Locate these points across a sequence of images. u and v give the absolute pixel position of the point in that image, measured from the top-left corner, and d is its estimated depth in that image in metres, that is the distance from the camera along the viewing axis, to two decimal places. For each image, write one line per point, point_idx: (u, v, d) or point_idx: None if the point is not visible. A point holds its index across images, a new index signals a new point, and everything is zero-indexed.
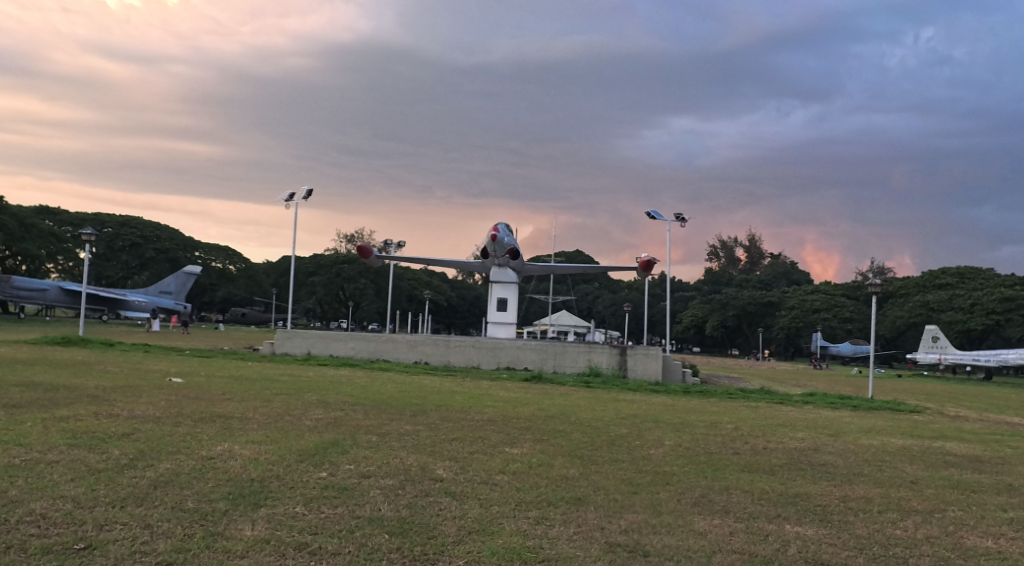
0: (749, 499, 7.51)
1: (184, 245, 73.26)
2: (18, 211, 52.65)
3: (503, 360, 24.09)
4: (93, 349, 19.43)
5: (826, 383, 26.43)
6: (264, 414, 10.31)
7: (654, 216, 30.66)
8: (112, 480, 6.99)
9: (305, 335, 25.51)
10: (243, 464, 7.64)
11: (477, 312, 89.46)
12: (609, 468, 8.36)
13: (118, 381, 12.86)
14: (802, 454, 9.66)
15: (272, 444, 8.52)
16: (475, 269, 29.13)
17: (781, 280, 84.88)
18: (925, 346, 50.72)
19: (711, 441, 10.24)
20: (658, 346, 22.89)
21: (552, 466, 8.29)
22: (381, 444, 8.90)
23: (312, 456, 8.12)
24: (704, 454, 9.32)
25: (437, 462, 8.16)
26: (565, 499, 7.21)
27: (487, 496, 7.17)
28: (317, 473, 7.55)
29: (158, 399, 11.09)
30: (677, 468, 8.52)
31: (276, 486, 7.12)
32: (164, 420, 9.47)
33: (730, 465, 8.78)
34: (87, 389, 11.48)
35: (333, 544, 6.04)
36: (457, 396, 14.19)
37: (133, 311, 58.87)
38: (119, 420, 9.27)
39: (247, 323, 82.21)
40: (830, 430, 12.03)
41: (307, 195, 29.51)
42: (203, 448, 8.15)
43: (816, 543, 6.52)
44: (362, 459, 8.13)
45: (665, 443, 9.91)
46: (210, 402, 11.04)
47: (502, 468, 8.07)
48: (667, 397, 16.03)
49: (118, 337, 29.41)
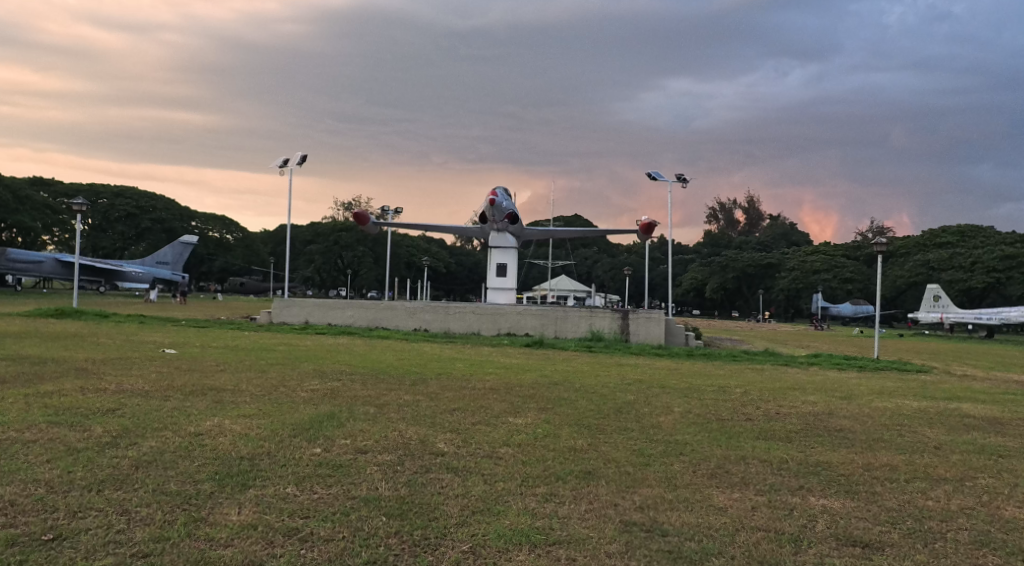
0: (765, 469, 7.41)
1: (180, 215, 72.87)
2: (12, 182, 52.28)
3: (503, 326, 23.96)
4: (87, 320, 19.30)
5: (831, 344, 26.39)
6: (258, 387, 10.17)
7: (656, 176, 30.30)
8: (91, 460, 6.86)
9: (302, 304, 25.34)
10: (232, 441, 7.52)
11: (476, 279, 89.36)
12: (618, 438, 8.24)
13: (109, 353, 12.73)
14: (818, 419, 9.54)
15: (265, 418, 8.38)
16: (474, 234, 28.89)
17: (782, 241, 84.70)
18: (927, 306, 50.68)
19: (722, 407, 10.12)
20: (661, 310, 22.82)
21: (559, 437, 8.17)
22: (380, 415, 8.77)
23: (306, 430, 7.99)
24: (715, 421, 9.19)
25: (439, 435, 8.02)
26: (573, 472, 7.10)
27: (490, 471, 7.06)
28: (311, 449, 7.42)
29: (149, 371, 10.97)
30: (689, 437, 8.39)
31: (266, 464, 6.99)
32: (153, 393, 9.34)
33: (743, 433, 8.65)
34: (76, 362, 11.35)
35: (325, 529, 5.91)
36: (458, 363, 14.08)
37: (131, 282, 58.67)
38: (106, 394, 9.15)
39: (246, 293, 82.29)
40: (840, 392, 11.93)
41: (302, 160, 29.16)
42: (192, 424, 8.02)
43: (845, 518, 6.41)
44: (359, 432, 7.99)
45: (675, 410, 9.78)
46: (203, 374, 10.92)
47: (507, 440, 7.95)
48: (671, 361, 15.92)
49: (114, 308, 29.28)
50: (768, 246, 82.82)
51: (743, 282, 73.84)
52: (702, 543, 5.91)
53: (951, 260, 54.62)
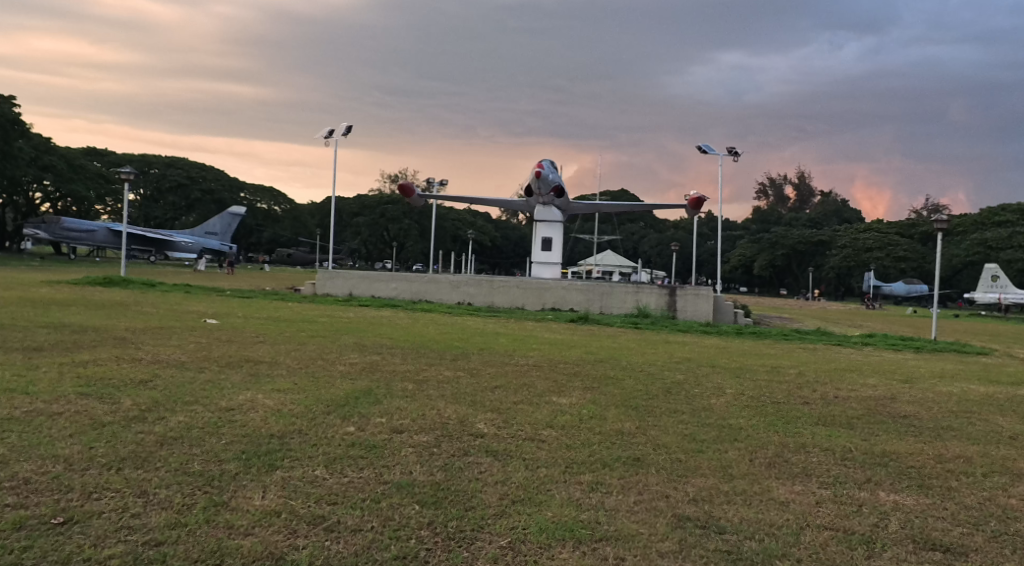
0: (825, 458, 7.17)
1: (229, 185, 73.84)
2: (66, 152, 53.41)
3: (548, 301, 23.80)
4: (134, 289, 19.60)
5: (884, 324, 25.80)
6: (296, 359, 10.18)
7: (706, 150, 29.71)
8: (115, 436, 6.87)
9: (346, 276, 25.47)
10: (263, 417, 7.50)
11: (521, 253, 89.29)
12: (668, 422, 8.04)
13: (151, 322, 12.86)
14: (880, 404, 9.23)
15: (300, 393, 8.36)
16: (519, 207, 28.68)
17: (834, 218, 82.91)
18: (984, 286, 49.26)
19: (777, 389, 9.84)
20: (709, 287, 22.45)
21: (604, 419, 8.02)
22: (419, 393, 8.68)
23: (341, 407, 7.94)
24: (770, 405, 8.94)
25: (478, 415, 7.91)
26: (620, 459, 6.93)
27: (531, 455, 6.93)
28: (344, 427, 7.36)
29: (188, 342, 11.06)
30: (744, 422, 8.16)
31: (297, 444, 6.94)
32: (188, 365, 9.39)
33: (801, 418, 8.40)
34: (117, 332, 11.49)
35: (353, 518, 5.80)
36: (501, 338, 13.98)
37: (180, 252, 59.70)
38: (141, 364, 9.22)
39: (294, 264, 83.30)
40: (901, 375, 11.56)
41: (347, 131, 29.14)
42: (224, 398, 8.03)
43: (920, 517, 6.14)
44: (394, 411, 7.92)
45: (727, 391, 9.52)
46: (241, 346, 10.99)
47: (550, 421, 7.83)
48: (720, 339, 15.62)
49: (162, 278, 29.76)
50: (819, 223, 81.17)
51: (792, 259, 72.57)
52: (763, 543, 5.70)
53: (1010, 239, 52.91)
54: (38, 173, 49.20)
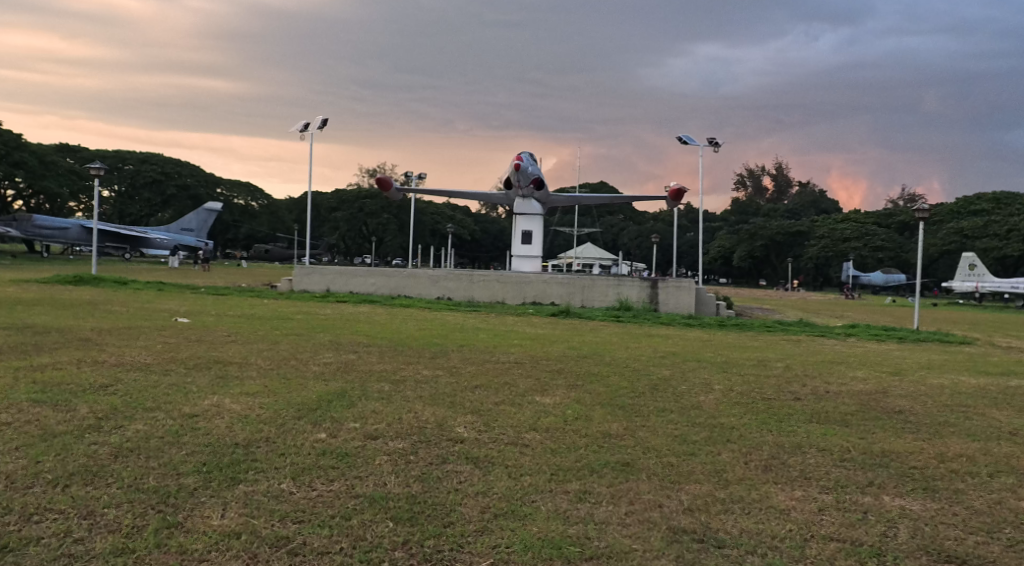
0: (822, 459, 7.08)
1: (205, 181, 73.05)
2: (38, 148, 52.62)
3: (529, 295, 23.65)
4: (105, 287, 19.26)
5: (866, 314, 25.91)
6: (268, 360, 9.97)
7: (686, 140, 29.64)
8: (68, 447, 6.65)
9: (324, 272, 25.20)
10: (228, 424, 7.30)
11: (500, 247, 89.14)
12: (657, 422, 7.93)
13: (118, 323, 12.55)
14: (873, 399, 9.17)
15: (270, 396, 8.16)
16: (499, 200, 28.49)
17: (812, 209, 83.40)
18: (962, 275, 49.73)
19: (766, 384, 9.76)
20: (691, 279, 22.44)
21: (590, 420, 7.89)
22: (395, 394, 8.51)
23: (313, 412, 7.75)
24: (760, 401, 8.84)
25: (459, 418, 7.76)
26: (608, 464, 6.81)
27: (513, 462, 6.79)
28: (315, 434, 7.18)
29: (156, 342, 10.82)
30: (735, 420, 8.07)
31: (263, 453, 6.75)
32: (153, 367, 9.16)
33: (794, 415, 8.32)
34: (81, 332, 11.21)
35: (318, 539, 5.63)
36: (481, 334, 13.84)
37: (156, 249, 59.01)
38: (104, 367, 8.99)
39: (272, 260, 82.60)
40: (889, 367, 11.54)
41: (322, 124, 28.79)
42: (189, 403, 7.82)
43: (929, 524, 6.06)
44: (370, 414, 7.74)
45: (715, 388, 9.42)
46: (212, 345, 10.78)
47: (534, 423, 7.68)
48: (703, 331, 15.57)
49: (136, 275, 29.33)
50: (797, 214, 81.60)
51: (772, 250, 72.95)
52: (765, 558, 5.60)
53: (986, 228, 53.32)
54: (9, 169, 48.41)
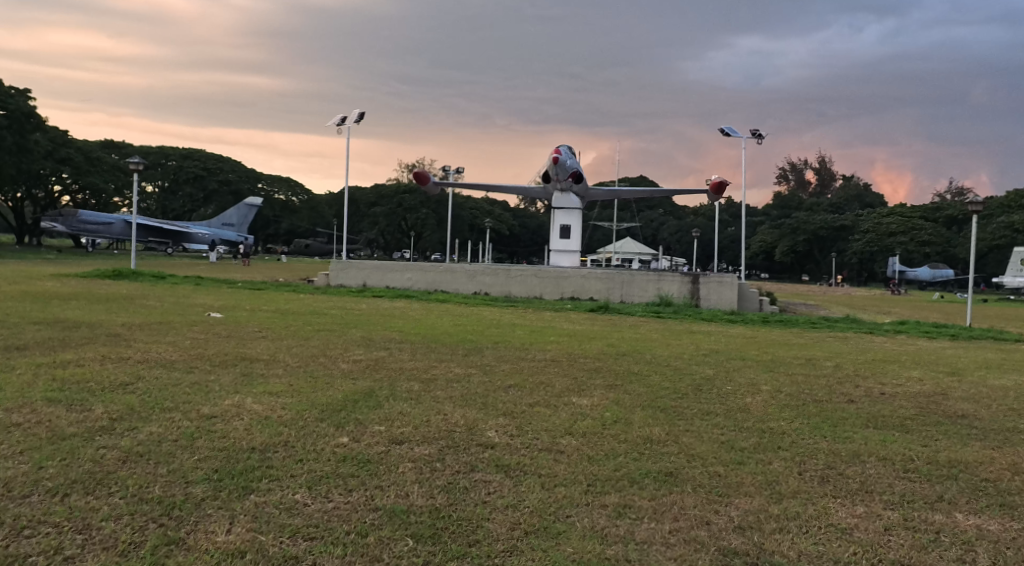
0: (883, 470, 6.80)
1: (246, 177, 73.96)
2: (84, 145, 53.75)
3: (567, 290, 23.45)
4: (143, 282, 19.48)
5: (914, 310, 25.27)
6: (296, 357, 9.93)
7: (729, 132, 29.16)
8: (75, 451, 6.56)
9: (360, 267, 25.25)
10: (246, 426, 7.20)
11: (539, 242, 88.95)
12: (700, 426, 7.71)
13: (152, 318, 12.64)
14: (932, 401, 8.83)
15: (293, 396, 8.09)
16: (537, 194, 28.31)
17: (856, 203, 81.90)
18: (1013, 270, 48.41)
19: (816, 385, 9.47)
20: (733, 274, 22.02)
21: (629, 424, 7.68)
22: (425, 394, 8.39)
23: (335, 413, 7.65)
24: (809, 404, 8.56)
25: (490, 421, 7.61)
26: (649, 475, 6.59)
27: (547, 471, 6.59)
28: (337, 438, 7.05)
29: (184, 337, 10.86)
30: (784, 425, 7.81)
31: (280, 460, 6.61)
32: (177, 364, 9.16)
33: (848, 419, 8.04)
34: (111, 328, 11.30)
35: (328, 560, 5.43)
36: (518, 330, 13.68)
37: (197, 244, 59.83)
38: (126, 364, 9.00)
39: (311, 255, 83.35)
40: (945, 367, 11.14)
41: (359, 118, 28.86)
42: (208, 403, 7.75)
43: (1011, 547, 5.75)
44: (396, 417, 7.62)
45: (762, 389, 9.15)
46: (241, 342, 10.78)
47: (570, 428, 7.51)
48: (746, 328, 15.29)
49: (176, 269, 29.71)
50: (841, 208, 80.20)
51: (815, 245, 71.73)
52: None
53: None
54: (56, 165, 49.44)
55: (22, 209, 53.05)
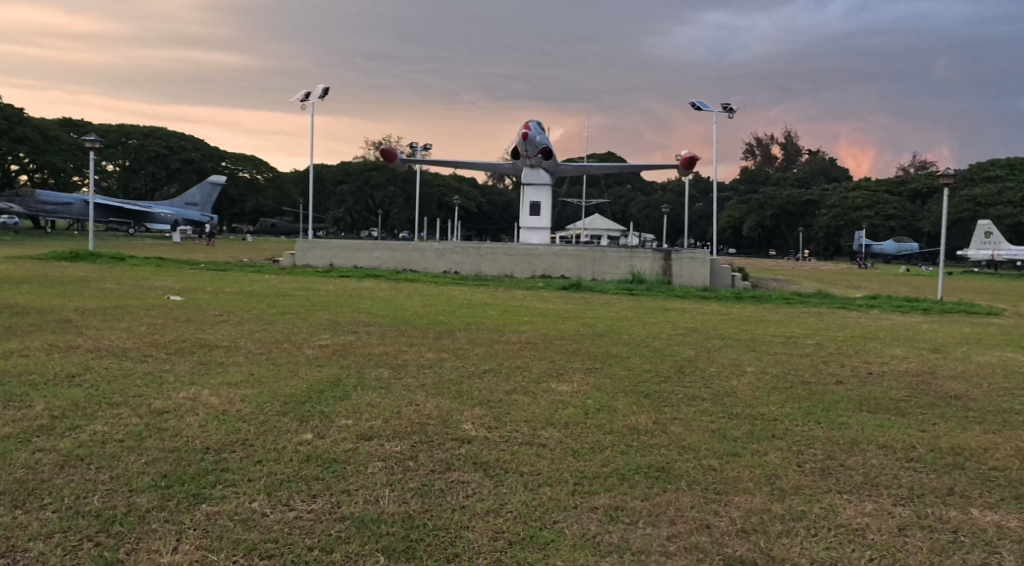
0: (887, 461, 6.53)
1: (209, 155, 72.72)
2: (41, 123, 52.48)
3: (538, 268, 23.31)
4: (101, 264, 19.00)
5: (884, 284, 25.50)
6: (258, 343, 9.65)
7: (700, 107, 29.08)
8: (8, 456, 6.08)
9: (326, 246, 24.89)
10: (201, 422, 6.79)
11: (508, 219, 88.72)
12: (687, 413, 7.50)
13: (108, 302, 12.30)
14: (921, 381, 8.82)
15: (253, 387, 7.76)
16: (507, 171, 28.06)
17: (822, 177, 82.65)
18: (976, 242, 49.14)
19: (801, 365, 9.43)
20: (706, 250, 22.02)
21: (614, 413, 7.42)
22: (396, 383, 8.16)
23: (298, 405, 7.31)
24: (795, 386, 8.49)
25: (466, 412, 7.31)
26: (640, 471, 6.24)
27: (529, 469, 6.22)
28: (300, 435, 6.66)
29: (140, 323, 10.54)
30: (776, 410, 7.63)
31: (237, 462, 6.17)
32: (130, 353, 8.85)
33: (840, 403, 7.90)
34: (62, 313, 10.92)
35: None
36: (490, 310, 13.53)
37: (159, 224, 58.77)
38: (75, 353, 8.68)
39: (278, 234, 82.38)
40: (926, 343, 11.15)
41: (324, 93, 28.36)
42: (160, 398, 7.36)
43: None
44: (365, 408, 7.29)
45: (747, 371, 9.09)
46: (200, 327, 10.50)
47: (552, 417, 7.23)
48: (720, 304, 15.28)
49: (137, 250, 29.12)
50: (807, 183, 80.90)
51: (782, 220, 72.30)
52: None
53: (1000, 195, 52.55)
54: (11, 144, 48.19)
55: None
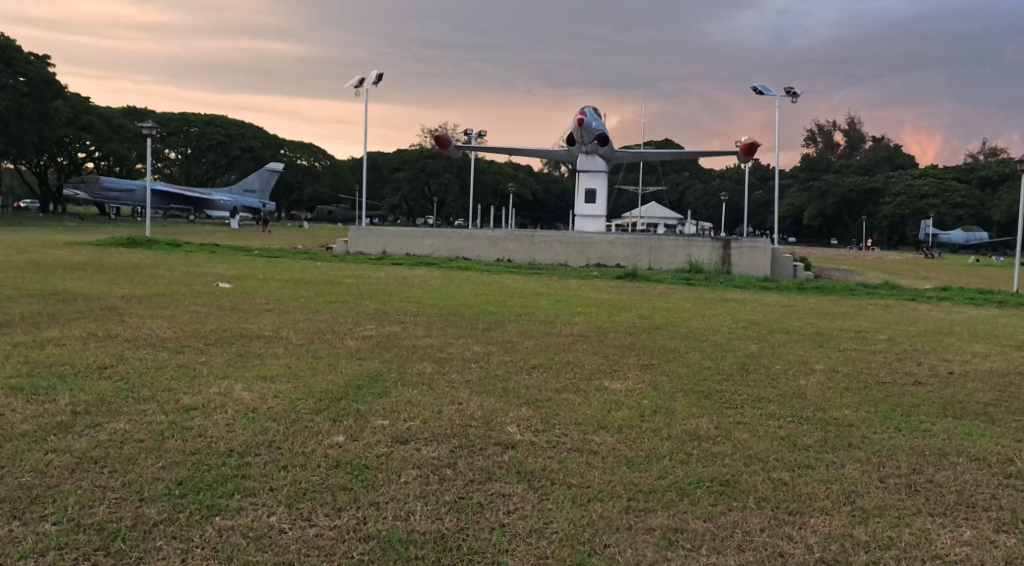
0: (981, 476, 6.04)
1: (267, 143, 73.84)
2: (105, 112, 53.93)
3: (593, 257, 23.02)
4: (157, 250, 19.33)
5: (953, 275, 24.58)
6: (301, 334, 9.62)
7: (762, 91, 28.35)
8: (19, 457, 5.89)
9: (379, 234, 24.98)
10: (227, 422, 6.63)
11: (562, 207, 88.34)
12: (752, 417, 7.16)
13: (157, 289, 12.46)
14: (1008, 383, 8.33)
15: (289, 383, 7.68)
16: (561, 157, 27.79)
17: (886, 165, 80.38)
18: None
19: (874, 364, 9.02)
20: (766, 239, 21.48)
21: (672, 416, 7.14)
22: (439, 379, 8.04)
23: (332, 403, 7.18)
24: (867, 387, 8.12)
25: (511, 413, 7.09)
26: (702, 485, 5.85)
27: (578, 481, 5.86)
28: (331, 437, 6.44)
29: (184, 312, 10.62)
30: (850, 415, 7.25)
31: (260, 467, 5.90)
32: (167, 344, 8.87)
33: (921, 408, 7.50)
34: (109, 301, 11.05)
35: None
36: (542, 300, 13.38)
37: (218, 210, 59.91)
38: (113, 344, 8.75)
39: (334, 222, 83.41)
40: (1006, 340, 10.60)
41: (377, 80, 28.40)
42: (190, 393, 7.27)
43: None
44: (403, 408, 7.12)
45: (816, 369, 8.73)
46: (244, 316, 10.53)
47: (604, 421, 6.97)
48: (782, 295, 14.86)
49: (195, 237, 29.68)
50: (871, 170, 78.75)
51: (845, 208, 70.52)
52: None
53: None
54: (78, 133, 49.63)
55: (45, 176, 53.43)
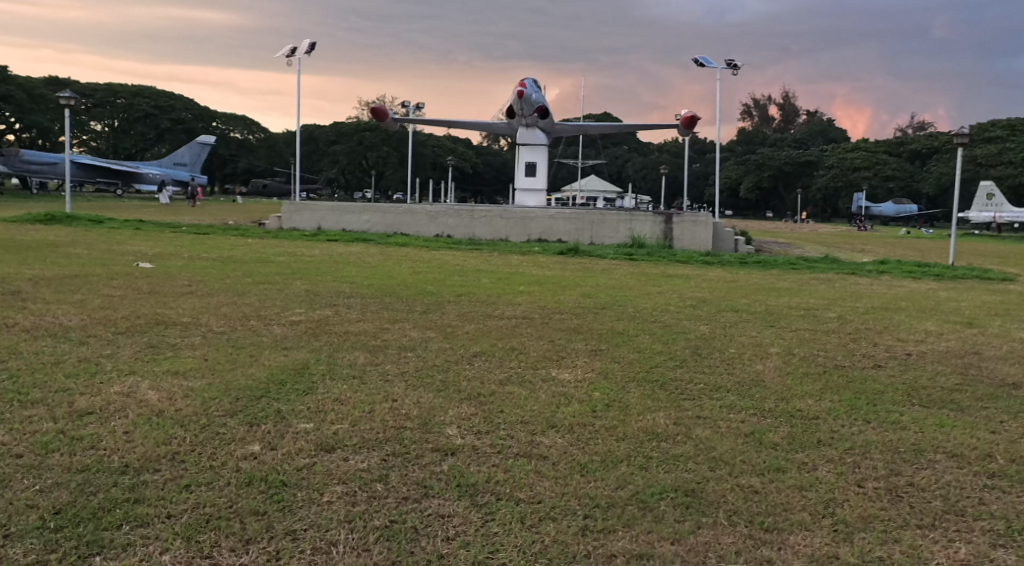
0: (963, 477, 6.02)
1: (199, 115, 71.62)
2: (26, 81, 51.59)
3: (534, 232, 22.85)
4: (78, 226, 18.48)
5: (889, 247, 25.14)
6: (223, 320, 9.24)
7: (703, 63, 28.37)
8: None
9: (314, 209, 24.38)
10: (126, 428, 6.28)
11: (503, 180, 88.05)
12: (711, 411, 7.08)
13: (73, 270, 11.86)
14: (967, 365, 8.44)
15: (204, 379, 7.33)
16: (500, 130, 27.46)
17: (820, 138, 81.97)
18: (978, 205, 48.75)
19: (826, 346, 9.05)
20: (707, 213, 21.66)
21: (626, 410, 7.03)
22: (373, 371, 7.78)
23: (248, 402, 6.87)
24: (824, 371, 8.14)
25: (451, 411, 6.90)
26: (665, 497, 5.72)
27: (528, 496, 5.67)
28: (243, 447, 6.13)
29: (96, 296, 10.10)
30: (815, 406, 7.22)
31: (156, 490, 5.55)
32: (73, 334, 8.40)
33: (885, 395, 7.53)
34: (16, 285, 10.46)
35: None
36: (484, 277, 13.17)
37: (147, 184, 58.00)
38: (12, 334, 8.24)
39: (270, 195, 81.59)
40: (949, 316, 10.79)
41: (311, 49, 27.58)
42: (87, 393, 6.87)
43: None
44: (330, 407, 6.86)
45: (771, 352, 8.72)
46: (165, 300, 10.07)
47: (554, 419, 6.80)
48: (725, 270, 14.94)
49: (122, 211, 28.58)
50: (805, 143, 80.24)
51: (780, 181, 71.81)
52: None
53: (1000, 156, 52.25)
54: None
55: None
